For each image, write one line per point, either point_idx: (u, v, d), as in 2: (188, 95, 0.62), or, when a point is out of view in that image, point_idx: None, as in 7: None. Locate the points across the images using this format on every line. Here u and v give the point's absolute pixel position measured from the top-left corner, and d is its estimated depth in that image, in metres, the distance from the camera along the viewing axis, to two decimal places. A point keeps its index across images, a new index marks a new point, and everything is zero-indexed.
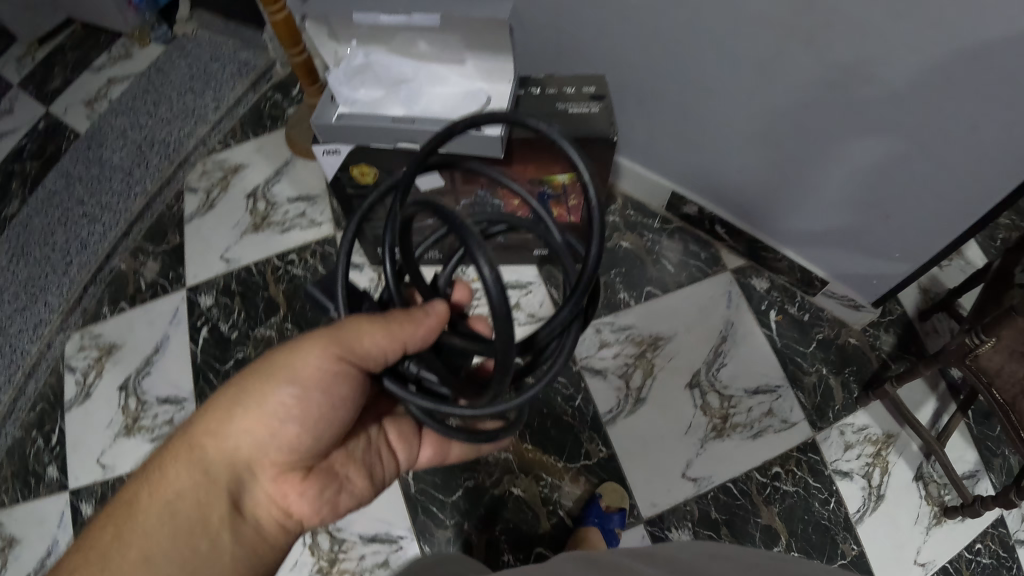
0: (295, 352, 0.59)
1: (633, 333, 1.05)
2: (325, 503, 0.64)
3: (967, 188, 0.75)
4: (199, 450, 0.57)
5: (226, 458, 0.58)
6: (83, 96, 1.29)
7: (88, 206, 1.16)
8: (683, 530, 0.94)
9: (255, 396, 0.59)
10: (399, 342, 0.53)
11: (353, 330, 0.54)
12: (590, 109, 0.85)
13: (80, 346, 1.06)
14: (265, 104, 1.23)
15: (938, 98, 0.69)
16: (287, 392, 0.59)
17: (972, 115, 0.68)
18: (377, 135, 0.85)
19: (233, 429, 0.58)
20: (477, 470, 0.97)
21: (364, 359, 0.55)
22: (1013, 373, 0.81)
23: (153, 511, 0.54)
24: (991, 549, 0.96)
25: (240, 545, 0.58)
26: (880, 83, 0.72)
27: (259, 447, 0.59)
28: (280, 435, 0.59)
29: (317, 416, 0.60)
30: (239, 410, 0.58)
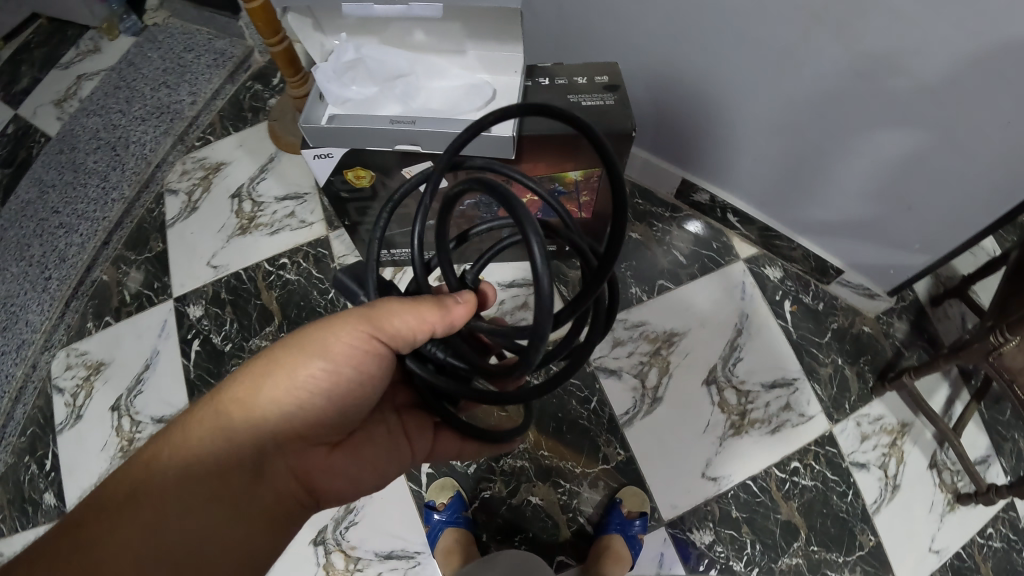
0: (328, 328, 0.58)
1: (647, 330, 1.02)
2: (344, 480, 0.62)
3: (996, 183, 0.72)
4: (226, 416, 0.56)
5: (252, 426, 0.56)
6: (52, 95, 1.21)
7: (65, 214, 1.10)
8: (705, 531, 0.93)
9: (289, 366, 0.58)
10: (429, 326, 0.53)
11: (386, 309, 0.54)
12: (604, 101, 0.78)
13: (67, 365, 1.00)
14: (244, 95, 1.16)
15: (973, 92, 0.65)
16: (319, 365, 0.58)
17: (1005, 113, 0.65)
18: (372, 138, 0.77)
19: (262, 398, 0.57)
20: (494, 479, 0.95)
21: (394, 340, 0.55)
22: None
23: (171, 471, 0.53)
24: (1002, 533, 0.95)
25: (259, 516, 0.56)
26: (911, 77, 0.68)
27: (286, 420, 0.57)
28: (308, 406, 0.58)
29: (346, 391, 0.60)
30: (269, 381, 0.57)
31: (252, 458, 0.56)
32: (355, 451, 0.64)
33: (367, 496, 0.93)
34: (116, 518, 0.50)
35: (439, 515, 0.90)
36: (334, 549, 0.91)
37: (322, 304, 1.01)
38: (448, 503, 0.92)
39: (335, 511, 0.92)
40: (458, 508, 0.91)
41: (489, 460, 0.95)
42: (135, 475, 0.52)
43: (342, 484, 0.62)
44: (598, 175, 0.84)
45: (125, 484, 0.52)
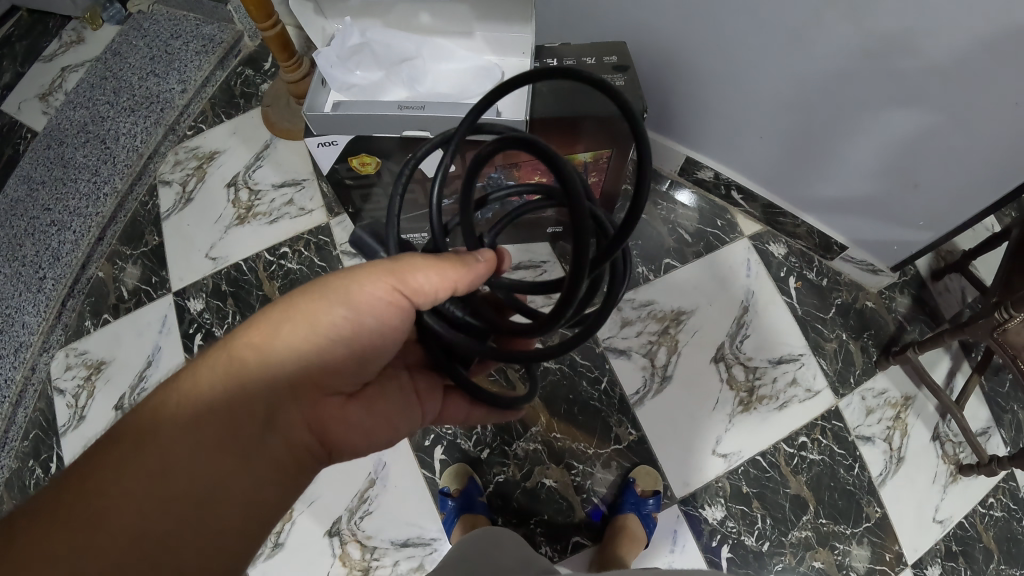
0: (350, 274, 0.50)
1: (655, 309, 1.02)
2: (361, 437, 0.54)
3: (1003, 162, 0.72)
4: (240, 363, 0.47)
5: (268, 373, 0.48)
6: (36, 89, 1.17)
7: (56, 212, 1.07)
8: (716, 507, 0.94)
9: (306, 311, 0.49)
10: (451, 283, 0.48)
11: (406, 262, 0.48)
12: (615, 81, 0.78)
13: (67, 365, 0.99)
14: (236, 81, 1.13)
15: (982, 73, 0.65)
16: (339, 315, 0.50)
17: (1016, 96, 0.64)
18: (381, 125, 0.75)
19: (279, 347, 0.48)
20: (508, 463, 0.94)
21: (415, 297, 0.49)
22: None
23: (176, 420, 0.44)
24: (1002, 502, 0.98)
25: (268, 475, 0.47)
26: (923, 58, 0.68)
27: (304, 370, 0.49)
28: (327, 356, 0.50)
29: (369, 345, 0.51)
30: (286, 329, 0.49)
31: (264, 414, 0.48)
32: (373, 408, 0.55)
33: (380, 485, 0.93)
34: (114, 480, 0.41)
35: (454, 501, 0.89)
36: (349, 540, 0.90)
37: None
38: (463, 488, 0.91)
39: (348, 502, 0.92)
40: (474, 494, 0.90)
41: (502, 444, 0.95)
42: (137, 427, 0.44)
43: (358, 442, 0.54)
44: (607, 156, 0.83)
45: (125, 439, 0.43)
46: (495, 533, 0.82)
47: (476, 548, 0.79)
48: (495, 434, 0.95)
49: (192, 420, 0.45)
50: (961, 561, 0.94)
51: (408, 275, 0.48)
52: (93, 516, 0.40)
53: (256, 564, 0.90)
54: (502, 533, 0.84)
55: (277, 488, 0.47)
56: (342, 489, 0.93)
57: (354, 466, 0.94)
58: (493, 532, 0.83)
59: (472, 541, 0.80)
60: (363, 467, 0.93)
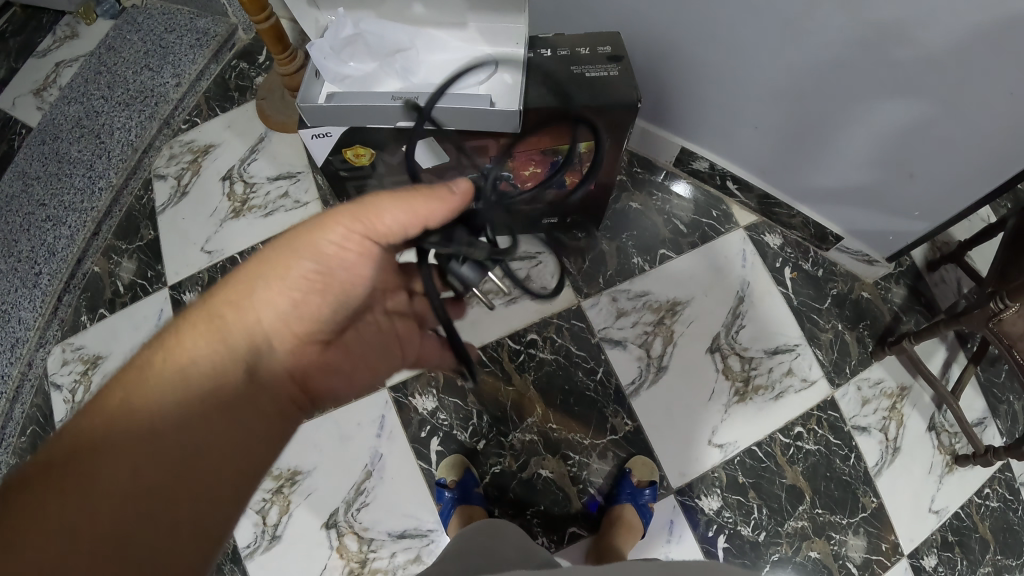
0: (314, 225, 0.53)
1: (651, 299, 1.01)
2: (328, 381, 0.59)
3: (997, 151, 0.72)
4: (221, 321, 0.50)
5: (247, 328, 0.51)
6: (30, 85, 1.17)
7: (51, 207, 1.07)
8: (713, 498, 0.94)
9: (276, 265, 0.52)
10: (422, 220, 0.51)
11: (375, 200, 0.52)
12: (608, 72, 0.78)
13: (63, 360, 0.99)
14: (231, 74, 1.12)
15: (976, 62, 0.65)
16: (308, 265, 0.53)
17: (1011, 86, 0.64)
18: (374, 116, 0.75)
19: (254, 303, 0.52)
20: (504, 454, 0.94)
21: (387, 238, 0.53)
22: None
23: (165, 378, 0.46)
24: (998, 493, 0.98)
25: (256, 419, 0.50)
26: (918, 48, 0.68)
27: (279, 322, 0.53)
28: (301, 306, 0.53)
29: (337, 292, 0.55)
30: (261, 285, 0.52)
31: (245, 366, 0.51)
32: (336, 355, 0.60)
33: (377, 477, 0.93)
34: (109, 438, 0.42)
35: (451, 492, 0.90)
36: (346, 531, 0.91)
37: None
38: (460, 479, 0.91)
39: (345, 494, 0.92)
40: (471, 485, 0.90)
41: (498, 435, 0.94)
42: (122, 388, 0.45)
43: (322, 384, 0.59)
44: (602, 146, 0.84)
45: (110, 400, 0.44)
46: (495, 526, 0.83)
47: (476, 540, 0.79)
48: (491, 425, 0.95)
49: (177, 380, 0.46)
50: (956, 551, 0.95)
51: (376, 219, 0.52)
52: (88, 483, 0.40)
53: (254, 557, 0.90)
54: (502, 525, 0.84)
55: (264, 435, 0.50)
56: (339, 482, 0.93)
57: (350, 458, 0.93)
58: (493, 525, 0.83)
59: (472, 533, 0.81)
60: (359, 459, 0.93)
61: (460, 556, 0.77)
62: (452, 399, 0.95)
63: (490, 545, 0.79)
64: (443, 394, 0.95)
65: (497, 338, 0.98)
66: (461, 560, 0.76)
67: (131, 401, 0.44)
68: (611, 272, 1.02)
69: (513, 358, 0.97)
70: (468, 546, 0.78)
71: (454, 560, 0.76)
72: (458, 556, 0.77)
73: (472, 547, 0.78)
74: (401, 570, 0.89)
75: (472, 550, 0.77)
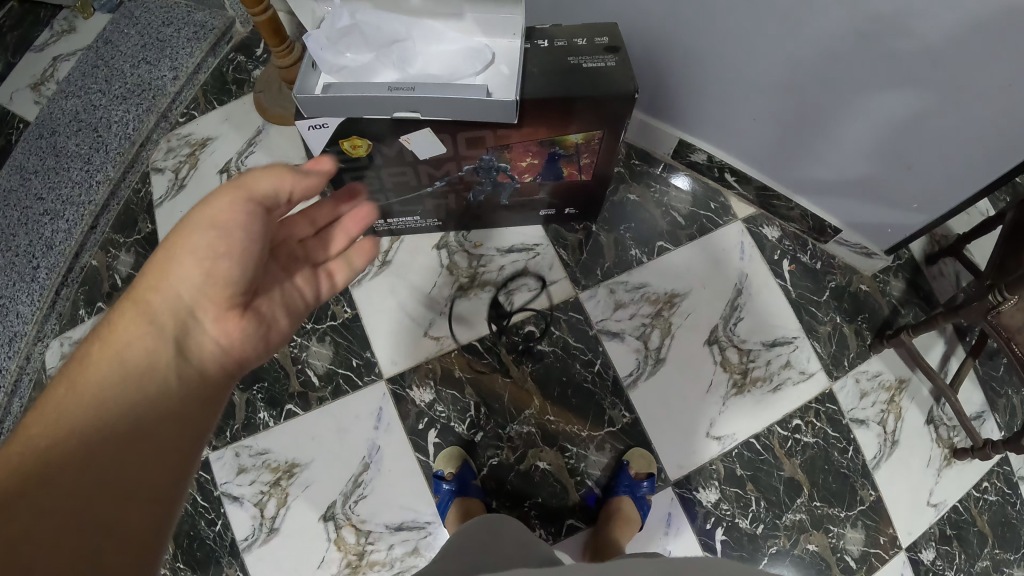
0: (205, 200, 0.51)
1: (649, 291, 1.01)
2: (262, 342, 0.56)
3: (995, 143, 0.72)
4: (146, 307, 0.50)
5: (169, 307, 0.50)
6: (27, 79, 1.16)
7: (48, 201, 1.06)
8: (711, 490, 0.94)
9: (178, 242, 0.50)
10: (289, 186, 0.53)
11: (248, 175, 0.52)
12: (606, 62, 0.78)
13: (61, 354, 0.99)
14: (228, 68, 1.12)
15: (975, 54, 0.65)
16: (208, 236, 0.50)
17: (1010, 77, 0.64)
18: (371, 107, 0.75)
19: (170, 283, 0.50)
20: (502, 446, 0.94)
21: (267, 205, 0.53)
22: None
23: (97, 375, 0.45)
24: (996, 487, 0.98)
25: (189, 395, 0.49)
26: (916, 39, 0.67)
27: (199, 296, 0.51)
28: (215, 276, 0.50)
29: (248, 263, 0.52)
30: (172, 267, 0.50)
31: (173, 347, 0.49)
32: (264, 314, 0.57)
33: (374, 470, 0.92)
34: (46, 444, 0.40)
35: (448, 484, 0.89)
36: (344, 524, 0.91)
37: None
38: (457, 472, 0.90)
39: (342, 486, 0.92)
40: (468, 477, 0.90)
41: (495, 427, 0.94)
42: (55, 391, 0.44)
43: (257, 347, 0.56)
44: (600, 137, 0.83)
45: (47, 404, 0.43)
46: (493, 520, 0.82)
47: (473, 537, 0.78)
48: (489, 417, 0.94)
49: (111, 372, 0.46)
50: (955, 545, 0.94)
51: (253, 186, 0.51)
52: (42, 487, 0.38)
53: (252, 549, 0.90)
54: (501, 519, 0.83)
55: (202, 403, 0.50)
56: (336, 474, 0.92)
57: (347, 450, 0.93)
58: (490, 520, 0.82)
59: (469, 531, 0.80)
60: (356, 451, 0.93)
61: (457, 551, 0.77)
62: (450, 391, 0.95)
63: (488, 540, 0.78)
64: (441, 386, 0.95)
65: (494, 330, 0.97)
66: (458, 554, 0.76)
67: (64, 401, 0.43)
68: (609, 264, 1.02)
69: (511, 350, 0.97)
70: (466, 542, 0.78)
71: (451, 557, 0.76)
72: (456, 552, 0.77)
73: (470, 542, 0.77)
74: (399, 563, 0.89)
75: (470, 545, 0.77)
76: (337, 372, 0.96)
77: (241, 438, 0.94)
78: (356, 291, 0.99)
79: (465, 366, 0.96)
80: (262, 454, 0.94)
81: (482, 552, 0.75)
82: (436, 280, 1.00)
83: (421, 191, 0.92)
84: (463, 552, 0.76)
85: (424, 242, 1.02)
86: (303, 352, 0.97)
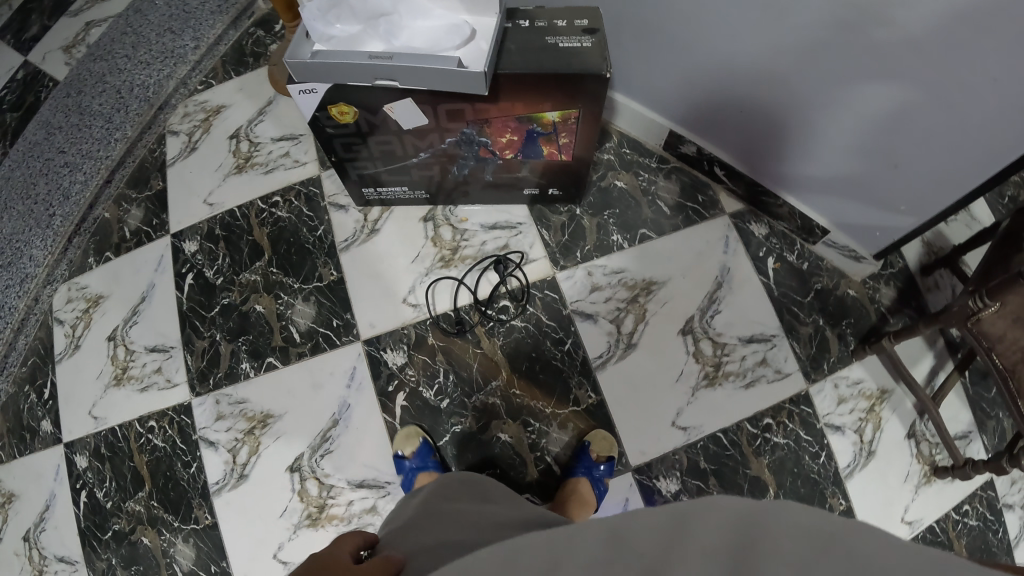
0: None
1: (626, 277, 1.01)
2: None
3: (980, 142, 0.71)
4: None
5: None
6: (60, 42, 1.23)
7: (69, 154, 1.14)
8: (671, 480, 0.94)
9: None
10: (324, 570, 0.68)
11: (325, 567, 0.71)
12: (582, 44, 0.79)
13: (68, 298, 1.08)
14: (247, 41, 1.17)
15: (958, 47, 0.64)
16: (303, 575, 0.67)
17: (991, 68, 0.64)
18: (356, 74, 0.77)
19: None
20: (466, 414, 0.95)
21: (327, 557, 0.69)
22: (1016, 340, 0.80)
23: None
24: (979, 512, 0.94)
25: None
26: (896, 30, 0.67)
27: None
28: None
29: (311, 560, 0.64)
30: None
31: None
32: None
33: (342, 426, 0.96)
34: None
35: (410, 461, 0.90)
36: (308, 476, 0.95)
37: (310, 241, 1.04)
38: (416, 450, 0.91)
39: (311, 439, 0.96)
40: (427, 454, 0.91)
41: (461, 395, 0.96)
42: None
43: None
44: (575, 116, 0.85)
45: None
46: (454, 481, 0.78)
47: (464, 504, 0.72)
48: (456, 385, 0.96)
49: None
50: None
51: None
52: None
53: (221, 493, 0.96)
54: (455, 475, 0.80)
55: None
56: (306, 428, 0.96)
57: (318, 405, 0.97)
58: (465, 478, 0.79)
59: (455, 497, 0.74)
60: (326, 407, 0.96)
61: (451, 507, 0.70)
62: (421, 357, 0.97)
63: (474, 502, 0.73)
64: (413, 351, 0.98)
65: (468, 302, 1.00)
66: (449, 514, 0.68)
67: None
68: (589, 247, 1.03)
69: (485, 323, 0.99)
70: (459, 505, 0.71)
71: (446, 513, 0.68)
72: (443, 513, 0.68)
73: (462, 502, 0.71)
74: (356, 519, 0.93)
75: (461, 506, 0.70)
76: (317, 330, 1.00)
77: (221, 386, 0.99)
78: (343, 256, 1.03)
79: (438, 335, 0.98)
80: (240, 404, 0.98)
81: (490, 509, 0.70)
82: (419, 251, 1.03)
83: (407, 161, 0.95)
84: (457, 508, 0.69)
85: (412, 214, 1.05)
86: (288, 310, 1.01)
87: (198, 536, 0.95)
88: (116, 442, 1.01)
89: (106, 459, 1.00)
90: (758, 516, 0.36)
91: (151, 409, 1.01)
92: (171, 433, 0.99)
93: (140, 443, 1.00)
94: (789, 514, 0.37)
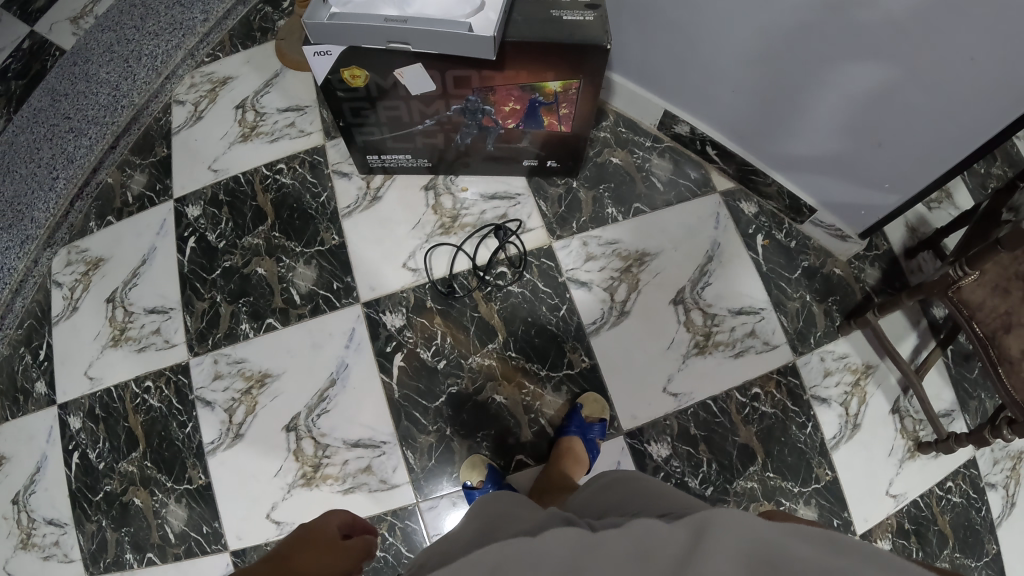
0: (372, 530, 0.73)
1: (619, 248, 1.05)
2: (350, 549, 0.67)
3: (960, 119, 0.75)
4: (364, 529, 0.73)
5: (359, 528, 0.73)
6: (68, 13, 1.25)
7: (74, 120, 1.15)
8: (662, 445, 0.96)
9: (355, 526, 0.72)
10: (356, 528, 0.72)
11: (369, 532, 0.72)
12: (584, 17, 0.81)
13: (68, 262, 1.09)
14: (255, 16, 1.20)
15: (936, 28, 0.68)
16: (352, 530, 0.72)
17: (969, 47, 0.67)
18: (370, 37, 0.78)
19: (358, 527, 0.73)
20: (462, 375, 0.97)
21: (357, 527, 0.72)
22: (996, 306, 0.80)
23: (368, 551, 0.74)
24: (962, 489, 0.97)
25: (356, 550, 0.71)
26: (880, 11, 0.71)
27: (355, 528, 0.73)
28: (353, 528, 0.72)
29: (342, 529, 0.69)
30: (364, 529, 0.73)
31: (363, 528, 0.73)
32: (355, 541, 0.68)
33: (340, 386, 0.97)
34: None
35: (479, 492, 0.90)
36: (304, 436, 0.96)
37: (314, 207, 1.07)
38: (485, 478, 0.91)
39: (308, 399, 0.97)
40: (497, 479, 0.90)
41: (458, 357, 0.98)
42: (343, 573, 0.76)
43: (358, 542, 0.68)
44: (576, 87, 0.88)
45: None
46: (506, 499, 0.71)
47: (598, 494, 0.73)
48: (453, 347, 0.99)
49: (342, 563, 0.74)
50: (912, 540, 0.94)
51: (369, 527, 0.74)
52: None
53: (216, 453, 0.96)
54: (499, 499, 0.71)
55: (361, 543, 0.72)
56: (303, 388, 0.98)
57: (318, 365, 0.98)
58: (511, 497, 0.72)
59: (583, 498, 0.74)
60: (325, 367, 0.98)
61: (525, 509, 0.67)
62: (420, 320, 1.00)
63: (583, 501, 0.74)
64: (412, 314, 1.00)
65: (467, 268, 1.03)
66: (619, 494, 0.70)
67: None
68: (585, 219, 1.07)
69: (482, 288, 1.01)
70: (612, 485, 0.73)
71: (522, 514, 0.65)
72: (610, 500, 0.70)
73: (608, 483, 0.74)
74: (351, 478, 0.93)
75: (611, 485, 0.73)
76: (317, 292, 1.02)
77: (220, 346, 1.01)
78: (344, 223, 1.06)
79: (436, 299, 1.01)
80: (238, 363, 1.00)
81: (641, 477, 0.76)
82: (420, 219, 1.06)
83: (413, 128, 0.97)
84: (624, 481, 0.73)
85: (413, 183, 1.08)
86: (290, 273, 1.03)
87: (191, 497, 0.95)
88: (110, 403, 1.01)
89: (100, 420, 1.00)
90: (770, 544, 0.40)
91: (148, 368, 1.01)
92: (167, 393, 1.00)
93: (136, 403, 1.00)
94: (798, 545, 0.40)
